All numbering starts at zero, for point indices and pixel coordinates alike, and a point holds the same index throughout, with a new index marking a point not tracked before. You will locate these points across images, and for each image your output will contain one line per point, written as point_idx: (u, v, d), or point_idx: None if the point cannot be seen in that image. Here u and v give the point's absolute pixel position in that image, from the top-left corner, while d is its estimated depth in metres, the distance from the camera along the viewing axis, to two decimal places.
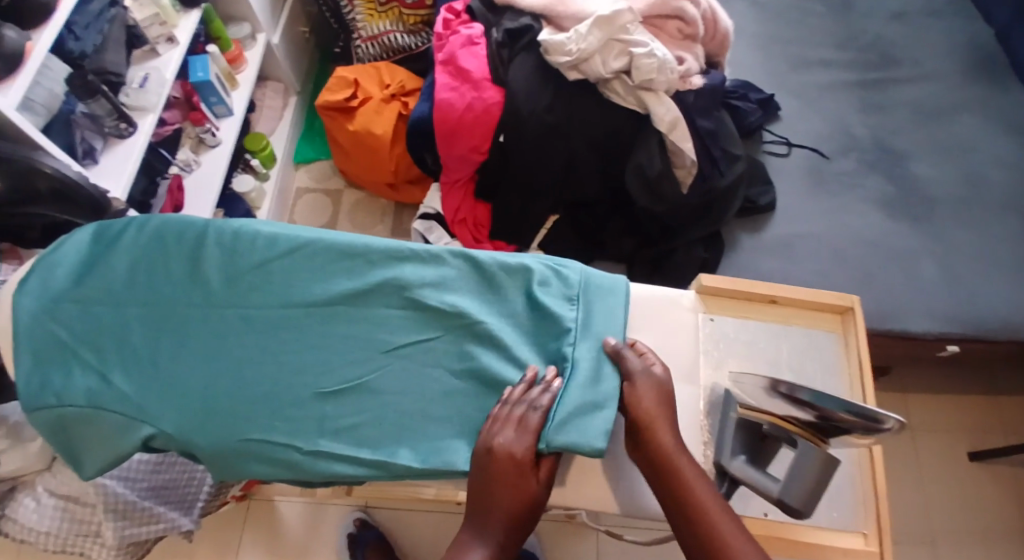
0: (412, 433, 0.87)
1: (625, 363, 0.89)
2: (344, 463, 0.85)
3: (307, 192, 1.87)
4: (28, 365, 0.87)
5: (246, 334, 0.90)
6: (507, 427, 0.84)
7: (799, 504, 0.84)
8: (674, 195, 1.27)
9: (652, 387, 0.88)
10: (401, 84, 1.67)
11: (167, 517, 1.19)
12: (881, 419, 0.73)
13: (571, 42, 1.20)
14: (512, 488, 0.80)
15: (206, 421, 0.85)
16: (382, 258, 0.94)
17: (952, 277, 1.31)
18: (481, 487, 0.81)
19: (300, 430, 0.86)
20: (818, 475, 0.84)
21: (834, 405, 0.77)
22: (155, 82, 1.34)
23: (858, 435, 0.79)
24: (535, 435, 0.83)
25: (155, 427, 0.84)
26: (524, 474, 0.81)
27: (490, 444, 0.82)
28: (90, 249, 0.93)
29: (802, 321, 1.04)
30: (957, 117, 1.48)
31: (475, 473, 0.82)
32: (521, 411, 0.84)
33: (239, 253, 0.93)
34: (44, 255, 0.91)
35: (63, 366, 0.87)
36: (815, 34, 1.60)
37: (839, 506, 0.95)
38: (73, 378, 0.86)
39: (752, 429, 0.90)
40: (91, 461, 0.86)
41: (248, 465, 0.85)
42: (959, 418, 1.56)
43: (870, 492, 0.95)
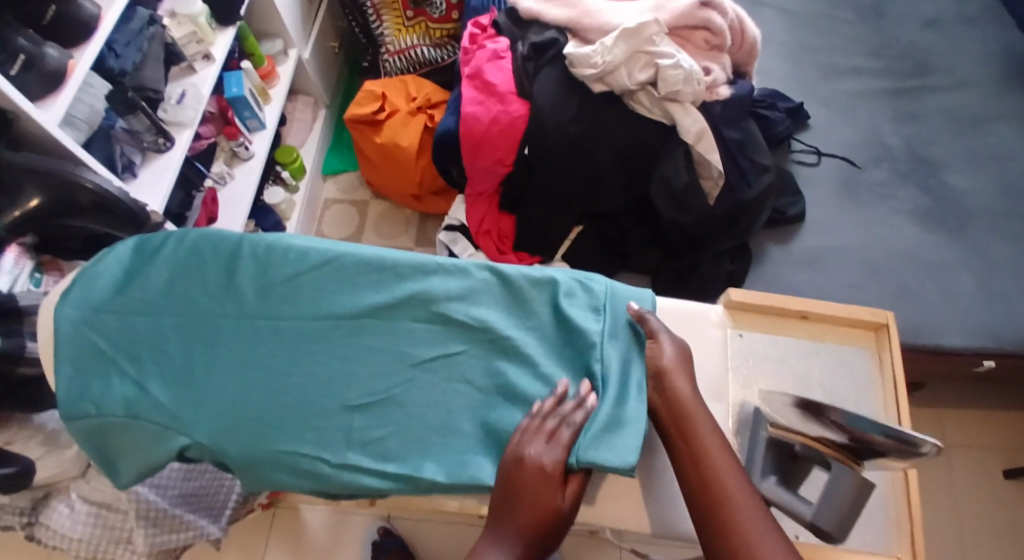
0: (437, 447, 0.87)
1: (649, 323, 0.93)
2: (371, 476, 0.86)
3: (335, 203, 1.90)
4: (67, 374, 0.87)
5: (277, 345, 0.91)
6: (539, 441, 0.83)
7: (829, 525, 0.85)
8: (701, 207, 1.26)
9: (676, 351, 0.91)
10: (427, 96, 1.69)
11: (197, 525, 1.20)
12: (919, 443, 0.72)
13: (597, 55, 1.20)
14: (537, 501, 0.80)
15: (239, 431, 0.86)
16: (411, 271, 0.95)
17: (989, 291, 1.28)
18: (507, 499, 0.80)
19: (328, 441, 0.87)
20: (851, 500, 0.84)
21: (871, 428, 0.76)
22: (192, 98, 1.38)
23: (893, 457, 0.78)
24: (566, 450, 0.83)
25: (189, 437, 0.85)
26: (552, 489, 0.81)
27: (519, 456, 0.82)
28: (129, 261, 0.94)
29: (834, 338, 1.03)
30: (995, 127, 1.45)
31: (501, 485, 0.82)
32: (554, 426, 0.84)
33: (272, 265, 0.94)
34: (85, 267, 0.92)
35: (101, 375, 0.88)
36: (845, 42, 1.58)
37: (871, 528, 0.93)
38: (111, 386, 0.87)
39: (783, 448, 0.86)
40: (127, 468, 0.87)
41: (277, 475, 0.86)
42: (995, 434, 1.52)
43: (904, 515, 0.93)
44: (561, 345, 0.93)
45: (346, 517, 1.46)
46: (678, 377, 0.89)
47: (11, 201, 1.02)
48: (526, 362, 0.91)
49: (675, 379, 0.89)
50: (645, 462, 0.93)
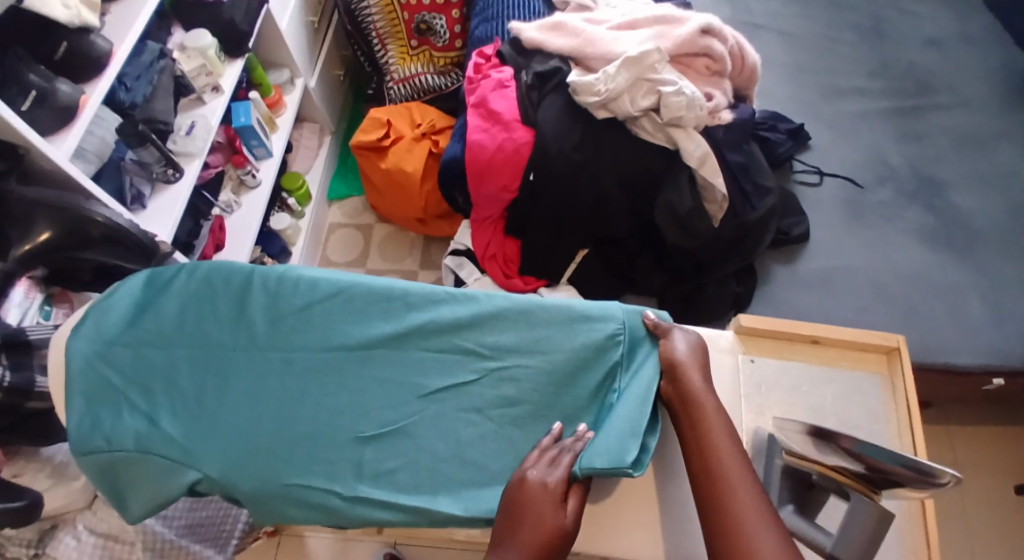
0: (450, 481, 0.87)
1: (663, 324, 0.94)
2: (383, 508, 0.85)
3: (340, 227, 1.91)
4: (80, 406, 0.89)
5: (287, 375, 0.92)
6: (540, 463, 0.84)
7: (849, 557, 0.81)
8: (706, 230, 1.27)
9: (693, 349, 0.92)
10: (432, 123, 1.71)
11: (203, 555, 1.17)
12: (938, 474, 0.70)
13: (600, 83, 1.22)
14: (540, 519, 0.80)
15: (248, 463, 0.86)
16: (419, 301, 0.96)
17: (997, 309, 1.28)
18: (511, 517, 0.81)
19: (339, 474, 0.87)
20: (870, 533, 0.81)
21: (888, 458, 0.75)
22: (202, 129, 1.40)
23: (911, 487, 0.76)
24: (568, 471, 0.84)
25: (199, 470, 0.86)
26: (555, 506, 0.81)
27: (522, 477, 0.83)
28: (142, 293, 0.96)
29: (846, 361, 1.03)
30: (997, 146, 1.46)
31: (505, 505, 0.82)
32: (555, 452, 0.86)
33: (282, 297, 0.96)
34: (99, 301, 0.95)
35: (114, 409, 0.90)
36: (846, 63, 1.60)
37: (887, 555, 0.93)
38: (122, 420, 0.89)
39: (799, 477, 0.87)
40: (133, 504, 0.87)
41: (286, 509, 0.85)
42: (1005, 452, 1.51)
43: (922, 544, 0.93)
44: (571, 374, 0.92)
45: None
46: (692, 373, 0.90)
47: (23, 233, 1.03)
48: (535, 394, 0.92)
49: (689, 377, 0.89)
50: (655, 490, 0.93)
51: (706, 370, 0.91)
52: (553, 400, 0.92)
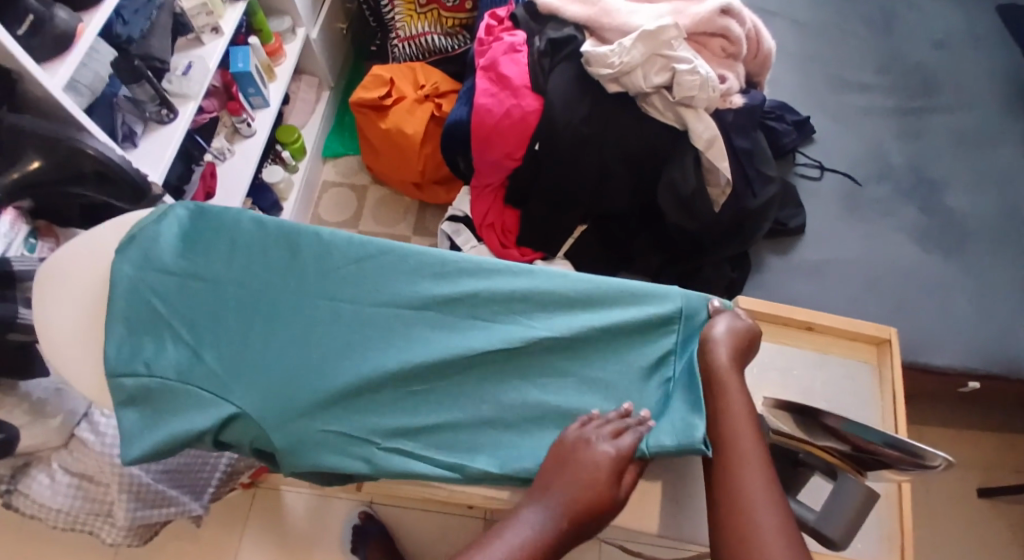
0: (492, 441, 0.81)
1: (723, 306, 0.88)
2: (422, 462, 0.80)
3: (333, 186, 1.88)
4: (120, 331, 0.82)
5: (335, 327, 0.84)
6: (602, 433, 0.78)
7: (834, 534, 0.81)
8: (707, 212, 1.26)
9: (740, 328, 0.85)
10: (436, 85, 1.67)
11: (179, 501, 1.18)
12: (927, 456, 0.70)
13: (615, 55, 1.20)
14: (591, 485, 0.74)
15: (289, 407, 0.79)
16: (473, 266, 0.88)
17: (983, 312, 1.29)
18: (557, 477, 0.75)
19: (382, 428, 0.81)
20: (856, 509, 0.81)
21: (874, 437, 0.75)
22: (199, 71, 1.35)
23: (899, 470, 0.76)
24: (630, 449, 0.77)
25: (236, 407, 0.79)
26: (610, 480, 0.74)
27: (579, 441, 0.77)
28: (190, 223, 0.89)
29: (840, 349, 1.04)
30: (996, 150, 1.46)
31: (551, 464, 0.76)
32: (620, 426, 0.78)
33: (334, 245, 0.87)
34: (142, 223, 0.87)
35: (155, 337, 0.83)
36: (854, 58, 1.59)
37: (866, 538, 0.96)
38: (165, 350, 0.82)
39: (786, 456, 0.86)
40: (150, 439, 0.79)
41: (322, 456, 0.79)
42: (974, 454, 1.53)
43: (897, 529, 0.96)
44: (629, 355, 0.86)
45: (325, 501, 1.45)
46: (723, 348, 0.83)
47: (11, 162, 0.99)
48: (587, 366, 0.85)
49: (721, 351, 0.83)
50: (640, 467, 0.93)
51: (748, 352, 0.85)
52: (604, 377, 0.85)
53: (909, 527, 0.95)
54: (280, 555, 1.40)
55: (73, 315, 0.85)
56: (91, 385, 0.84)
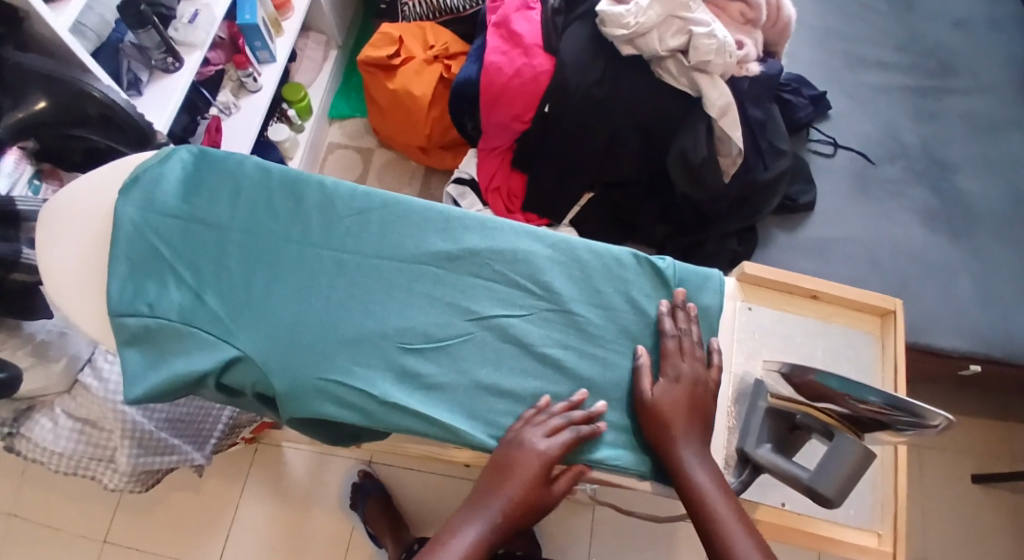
0: (489, 398, 0.80)
1: (664, 341, 0.82)
2: (414, 418, 0.78)
3: (339, 147, 1.86)
4: (124, 269, 0.82)
5: (337, 278, 0.83)
6: (538, 430, 0.77)
7: (830, 492, 0.75)
8: (716, 184, 1.24)
9: (682, 390, 0.80)
10: (446, 46, 1.64)
11: (180, 450, 1.18)
12: (929, 415, 0.68)
13: (630, 15, 1.16)
14: (520, 486, 0.75)
15: (289, 353, 0.79)
16: (477, 225, 0.86)
17: (987, 297, 1.28)
18: (493, 478, 0.76)
19: (379, 379, 0.79)
20: (852, 467, 0.75)
21: (874, 397, 0.71)
22: (205, 19, 1.32)
23: (897, 428, 0.73)
24: (565, 448, 0.76)
25: (237, 350, 0.79)
26: (541, 480, 0.75)
27: (513, 440, 0.76)
28: (193, 165, 0.87)
29: (842, 319, 0.94)
30: (1011, 135, 1.44)
31: (490, 463, 0.77)
32: (559, 423, 0.77)
33: (336, 199, 0.86)
34: (149, 165, 0.86)
35: (157, 277, 0.82)
36: (874, 35, 1.55)
37: (858, 503, 0.85)
38: (167, 290, 0.81)
39: (783, 418, 0.80)
40: (151, 378, 0.78)
41: (315, 405, 0.78)
42: (971, 441, 1.53)
43: (889, 495, 0.85)
44: (629, 325, 0.84)
45: (326, 458, 1.45)
46: (676, 419, 0.78)
47: (16, 101, 0.98)
48: (587, 331, 0.84)
49: (673, 427, 0.78)
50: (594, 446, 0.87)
51: (697, 412, 0.79)
52: (601, 347, 0.83)
53: (903, 494, 0.85)
54: (279, 510, 1.41)
55: (76, 250, 0.84)
56: (91, 321, 0.82)
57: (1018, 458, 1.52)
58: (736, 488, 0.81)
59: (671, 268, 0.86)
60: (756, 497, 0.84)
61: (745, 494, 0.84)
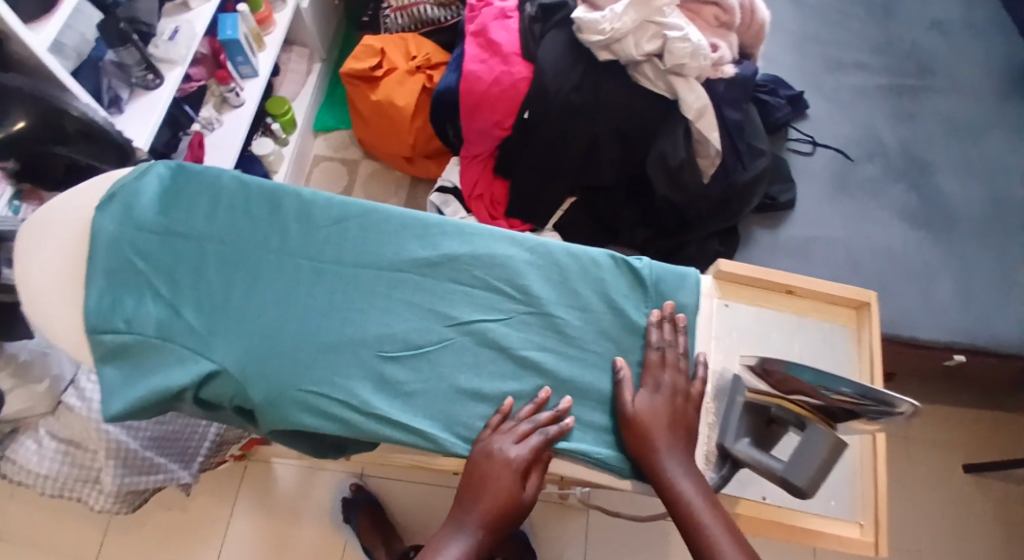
0: (470, 403, 0.81)
1: (646, 354, 0.83)
2: (394, 425, 0.78)
3: (324, 160, 1.86)
4: (101, 285, 0.82)
5: (314, 288, 0.84)
6: (507, 438, 0.77)
7: (804, 483, 0.76)
8: (695, 184, 1.26)
9: (662, 400, 0.81)
10: (427, 57, 1.65)
11: (166, 468, 1.18)
12: (896, 403, 0.69)
13: (606, 21, 1.17)
14: (496, 496, 0.76)
15: (267, 364, 0.79)
16: (454, 231, 0.87)
17: (968, 291, 1.30)
18: (469, 491, 0.76)
19: (357, 387, 0.79)
20: (824, 457, 0.76)
21: (845, 387, 0.72)
22: (185, 36, 1.32)
23: (868, 419, 0.74)
24: (535, 452, 0.77)
25: (215, 362, 0.79)
26: (515, 487, 0.76)
27: (485, 450, 0.77)
28: (170, 180, 0.88)
29: (819, 314, 0.94)
30: (987, 132, 1.46)
31: (464, 474, 0.77)
32: (527, 428, 0.78)
33: (314, 209, 0.87)
34: (125, 180, 0.86)
35: (135, 291, 0.82)
36: (850, 37, 1.57)
37: (838, 494, 0.86)
38: (144, 305, 0.82)
39: (759, 412, 0.81)
40: (128, 394, 0.78)
41: (293, 414, 0.78)
42: (960, 433, 1.54)
43: (869, 486, 0.86)
44: (607, 326, 0.85)
45: (317, 471, 1.45)
46: (657, 430, 0.79)
47: None
48: (566, 333, 0.84)
49: (654, 438, 0.79)
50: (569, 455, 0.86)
51: (678, 423, 0.80)
52: (581, 350, 0.84)
53: (882, 484, 0.85)
54: (270, 525, 1.41)
55: (52, 267, 0.84)
56: (67, 338, 0.82)
57: (1007, 449, 1.53)
58: (716, 483, 0.81)
59: (648, 268, 0.87)
60: (737, 491, 0.84)
61: (726, 489, 0.84)
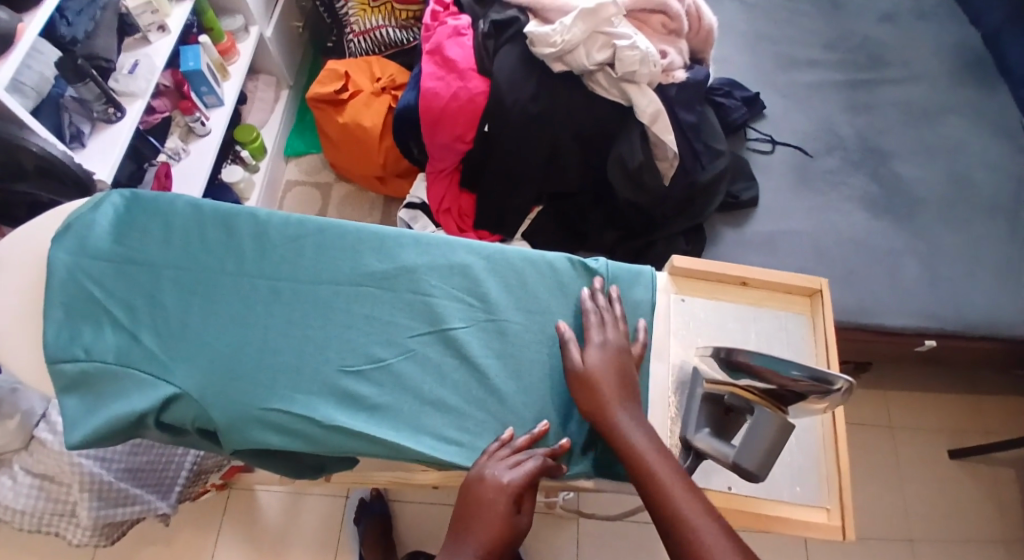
0: (434, 413, 0.82)
1: (585, 317, 0.85)
2: (359, 439, 0.79)
3: (296, 185, 1.87)
4: (59, 317, 0.82)
5: (274, 307, 0.85)
6: (502, 465, 0.77)
7: (753, 467, 0.77)
8: (656, 185, 1.28)
9: (607, 356, 0.82)
10: (392, 78, 1.67)
11: (144, 499, 1.16)
12: (831, 379, 0.72)
13: (556, 34, 1.20)
14: (490, 523, 0.74)
15: (228, 385, 0.80)
16: (410, 243, 0.89)
17: (933, 276, 1.32)
18: (463, 520, 0.75)
19: (320, 403, 0.80)
20: (772, 441, 0.77)
21: (787, 369, 0.74)
22: (145, 68, 1.34)
23: (812, 400, 0.76)
24: (530, 477, 0.76)
25: (176, 386, 0.79)
26: (509, 515, 0.75)
27: (478, 478, 0.76)
28: (126, 209, 0.89)
29: (775, 304, 0.96)
30: (942, 119, 1.50)
31: (458, 506, 0.76)
32: (521, 456, 0.78)
33: (270, 229, 0.88)
34: (80, 212, 0.87)
35: (94, 321, 0.83)
36: (803, 36, 1.61)
37: (803, 480, 0.88)
38: (103, 333, 0.82)
39: (715, 401, 0.84)
40: (91, 421, 0.78)
41: (258, 434, 0.79)
42: (941, 418, 1.56)
43: (833, 470, 0.88)
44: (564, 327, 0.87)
45: (300, 497, 1.45)
46: (605, 383, 0.80)
47: None
48: (524, 337, 0.86)
49: (603, 392, 0.79)
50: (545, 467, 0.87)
51: (627, 379, 0.81)
52: (542, 355, 0.85)
53: (845, 467, 0.87)
54: (256, 555, 1.40)
55: (10, 300, 0.84)
56: (31, 371, 0.83)
57: (989, 431, 1.55)
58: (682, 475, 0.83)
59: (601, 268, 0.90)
60: (702, 482, 0.86)
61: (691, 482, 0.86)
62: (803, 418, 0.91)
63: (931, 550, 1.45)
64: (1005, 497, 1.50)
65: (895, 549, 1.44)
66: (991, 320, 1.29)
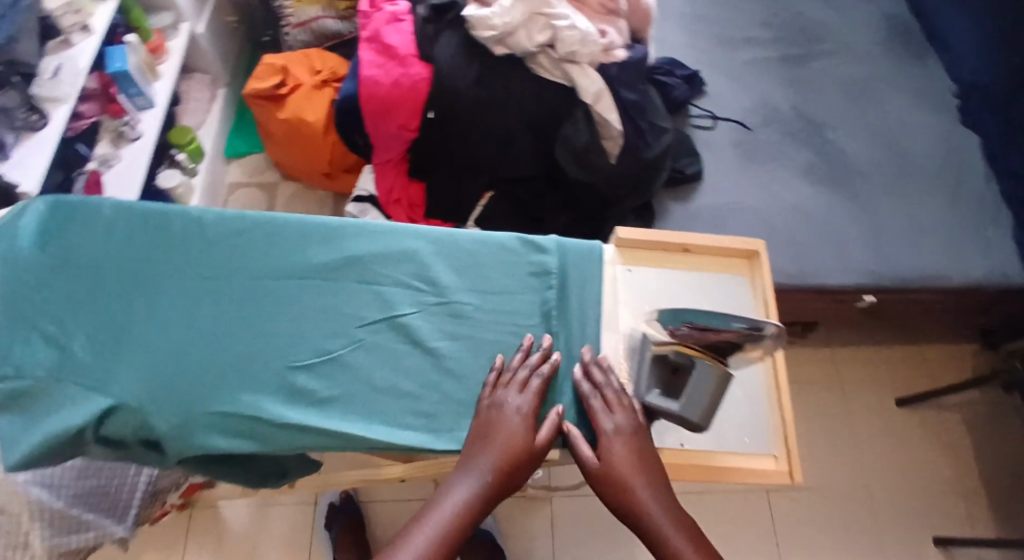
0: (386, 409, 0.80)
1: (588, 404, 0.81)
2: (311, 435, 0.77)
3: (240, 187, 1.82)
4: None
5: (214, 306, 0.83)
6: (510, 391, 0.80)
7: (698, 417, 0.80)
8: (603, 164, 1.28)
9: (624, 443, 0.79)
10: (333, 70, 1.64)
11: (98, 525, 1.12)
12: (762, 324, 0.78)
13: (495, 16, 1.19)
14: (509, 439, 0.77)
15: (170, 391, 0.78)
16: (353, 231, 0.87)
17: (873, 235, 1.36)
18: (479, 441, 0.78)
19: (268, 401, 0.79)
20: (714, 391, 0.80)
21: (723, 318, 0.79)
22: (69, 73, 1.27)
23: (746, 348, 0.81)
24: (537, 396, 0.80)
25: (114, 397, 0.77)
26: (524, 432, 0.78)
27: (493, 406, 0.79)
28: (50, 216, 0.85)
29: (712, 269, 0.97)
30: (874, 86, 1.54)
31: (472, 431, 0.79)
32: (525, 376, 0.81)
33: (205, 227, 0.86)
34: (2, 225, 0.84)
35: (22, 336, 0.80)
36: (738, 14, 1.64)
37: (751, 431, 0.89)
38: (32, 348, 0.79)
39: (663, 361, 0.84)
40: (24, 443, 0.75)
41: (205, 438, 0.76)
42: (888, 375, 1.61)
43: (778, 417, 0.90)
44: (516, 307, 0.87)
45: (265, 507, 1.41)
46: (631, 478, 0.78)
47: None
48: (477, 319, 0.85)
49: (635, 488, 0.77)
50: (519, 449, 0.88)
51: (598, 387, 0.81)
52: (497, 338, 0.85)
53: (789, 413, 0.89)
54: None
55: None
56: None
57: (934, 379, 1.61)
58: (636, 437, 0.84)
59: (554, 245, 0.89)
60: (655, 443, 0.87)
61: None
62: (746, 371, 0.93)
63: (891, 501, 1.49)
64: (955, 443, 1.55)
65: (853, 502, 1.49)
66: (929, 274, 1.33)
